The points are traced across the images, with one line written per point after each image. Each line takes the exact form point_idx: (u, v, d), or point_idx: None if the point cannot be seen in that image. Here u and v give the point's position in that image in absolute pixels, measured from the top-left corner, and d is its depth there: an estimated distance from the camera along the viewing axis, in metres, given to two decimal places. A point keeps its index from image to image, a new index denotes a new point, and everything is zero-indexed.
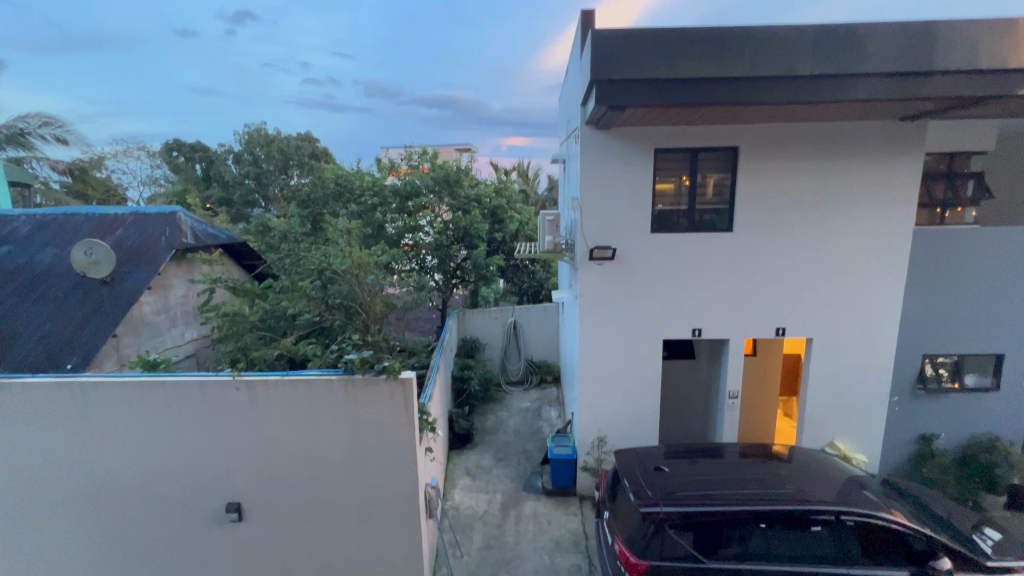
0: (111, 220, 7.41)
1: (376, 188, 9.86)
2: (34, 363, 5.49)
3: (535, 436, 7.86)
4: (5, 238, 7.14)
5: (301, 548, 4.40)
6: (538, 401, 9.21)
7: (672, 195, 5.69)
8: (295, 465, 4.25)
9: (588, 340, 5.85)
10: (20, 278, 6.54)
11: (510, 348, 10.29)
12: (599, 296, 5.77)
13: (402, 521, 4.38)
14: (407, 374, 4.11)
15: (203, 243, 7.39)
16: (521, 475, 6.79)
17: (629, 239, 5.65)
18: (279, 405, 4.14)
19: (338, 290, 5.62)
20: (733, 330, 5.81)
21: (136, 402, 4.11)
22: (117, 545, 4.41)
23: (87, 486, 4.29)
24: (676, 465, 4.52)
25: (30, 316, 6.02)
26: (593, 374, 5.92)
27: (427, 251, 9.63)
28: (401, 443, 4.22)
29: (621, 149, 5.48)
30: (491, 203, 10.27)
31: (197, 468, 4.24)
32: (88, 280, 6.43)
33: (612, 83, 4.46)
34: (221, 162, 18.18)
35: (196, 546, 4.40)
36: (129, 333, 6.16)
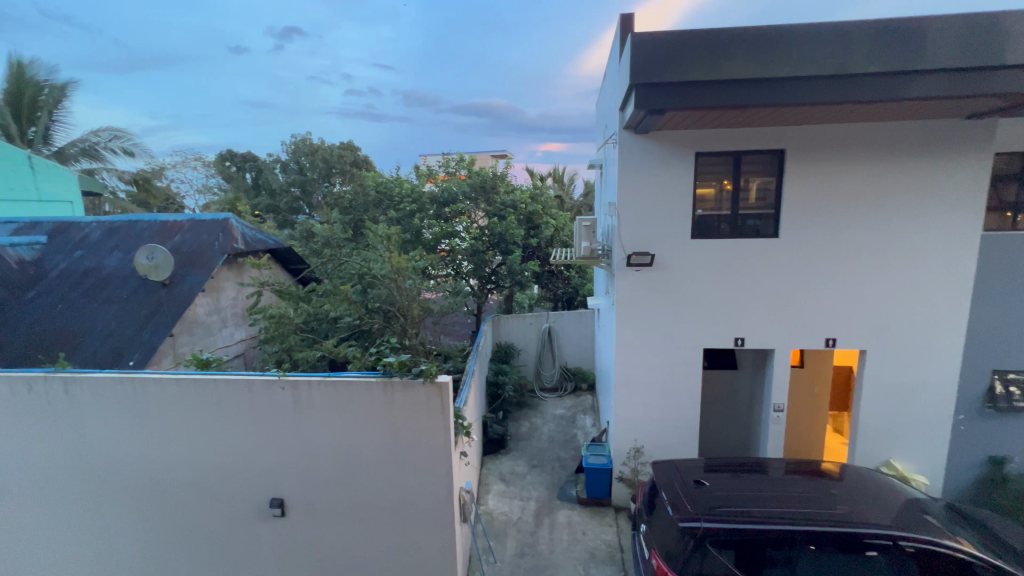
0: (170, 226, 7.90)
1: (414, 194, 10.09)
2: (102, 360, 5.91)
3: (569, 444, 7.77)
4: (79, 243, 7.74)
5: (339, 546, 4.51)
6: (572, 408, 9.11)
7: (713, 200, 5.53)
8: (335, 464, 4.36)
9: (625, 348, 5.75)
10: (90, 280, 7.07)
11: (545, 354, 10.24)
12: (637, 303, 5.66)
13: (437, 523, 4.42)
14: (444, 378, 4.17)
15: (252, 248, 7.75)
16: (555, 483, 6.73)
17: (667, 246, 5.52)
18: (321, 405, 4.27)
19: (377, 294, 5.76)
20: (780, 340, 5.56)
21: (189, 399, 4.34)
22: (171, 535, 4.65)
23: (145, 477, 4.55)
24: (717, 479, 4.36)
25: (98, 316, 6.49)
26: (631, 382, 5.80)
27: (463, 257, 9.76)
28: (437, 446, 4.27)
29: (660, 153, 5.38)
30: (526, 209, 10.30)
31: (244, 464, 4.42)
32: (150, 282, 6.86)
33: (652, 87, 4.39)
34: (269, 171, 19.06)
35: (242, 539, 4.58)
36: (184, 333, 6.53)
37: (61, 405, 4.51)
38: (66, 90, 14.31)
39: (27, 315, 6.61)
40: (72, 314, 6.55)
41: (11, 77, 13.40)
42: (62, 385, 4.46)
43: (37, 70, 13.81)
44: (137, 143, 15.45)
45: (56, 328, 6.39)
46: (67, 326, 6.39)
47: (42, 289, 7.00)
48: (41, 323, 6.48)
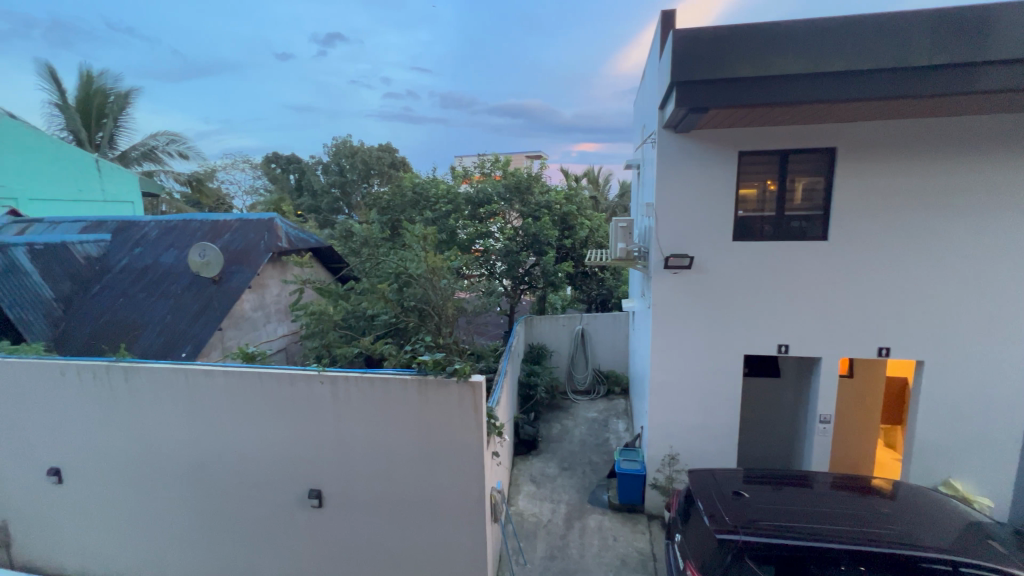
0: (220, 226, 8.29)
1: (449, 195, 10.21)
2: (158, 351, 6.29)
3: (601, 448, 7.66)
4: (139, 240, 8.24)
5: (372, 539, 4.61)
6: (605, 412, 8.98)
7: (756, 200, 5.33)
8: (370, 459, 4.46)
9: (661, 352, 5.62)
10: (148, 276, 7.51)
11: (578, 356, 10.14)
12: (674, 307, 5.52)
13: (468, 521, 4.44)
14: (478, 378, 4.19)
15: (295, 247, 8.05)
16: (587, 487, 6.64)
17: (707, 248, 5.36)
18: (358, 401, 4.37)
19: (413, 293, 5.85)
20: (827, 348, 5.29)
21: (236, 390, 4.55)
22: (216, 520, 4.88)
23: (194, 463, 4.79)
24: (757, 491, 4.19)
25: (155, 310, 6.89)
26: (666, 387, 5.66)
27: (497, 258, 9.79)
28: (469, 444, 4.30)
29: (700, 153, 5.23)
30: (561, 210, 10.24)
31: (285, 455, 4.59)
32: (202, 279, 7.24)
33: (693, 85, 4.28)
34: (311, 172, 19.74)
35: (281, 527, 4.75)
36: (232, 327, 6.86)
37: (121, 393, 4.81)
38: (129, 97, 15.27)
39: (93, 308, 7.10)
40: (132, 307, 6.99)
41: (81, 87, 14.43)
42: (122, 374, 4.76)
43: (104, 79, 14.81)
44: (191, 147, 16.37)
45: (117, 320, 6.84)
46: (127, 319, 6.83)
47: (106, 283, 7.50)
48: (105, 315, 6.95)
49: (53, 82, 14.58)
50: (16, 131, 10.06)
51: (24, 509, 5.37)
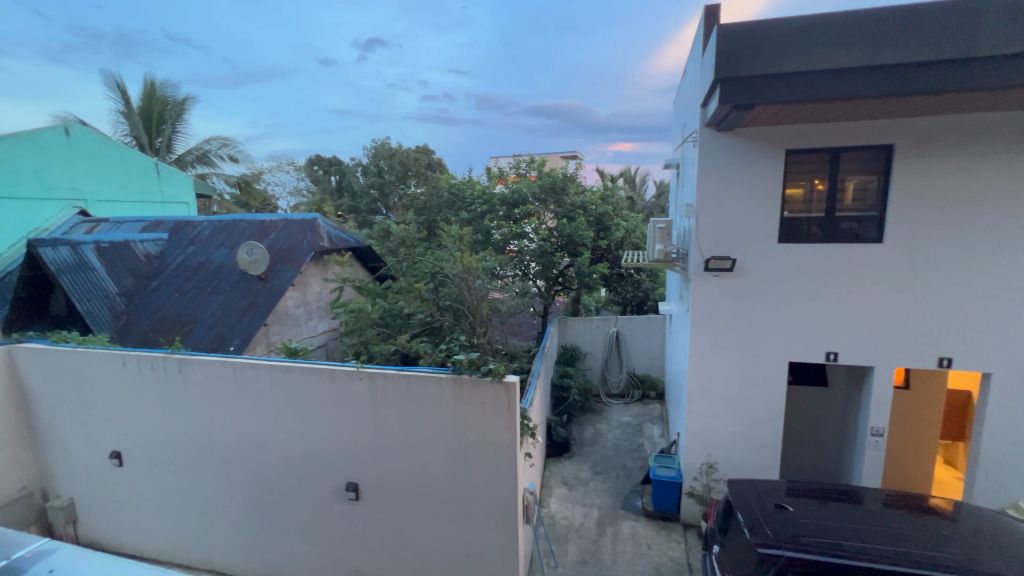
0: (267, 226, 8.65)
1: (485, 196, 10.28)
2: (209, 345, 6.63)
3: (635, 453, 7.52)
4: (193, 239, 8.71)
5: (406, 534, 4.69)
6: (639, 416, 8.82)
7: (803, 201, 5.10)
8: (405, 455, 4.55)
9: (699, 357, 5.46)
10: (201, 273, 7.94)
11: (612, 359, 9.99)
12: (714, 310, 5.35)
13: (500, 522, 4.45)
14: (512, 378, 4.20)
15: (336, 246, 8.31)
16: (620, 492, 6.54)
17: (750, 250, 5.17)
18: (395, 397, 4.46)
19: (448, 293, 5.92)
20: (880, 357, 5.00)
21: (280, 384, 4.73)
22: (260, 507, 5.09)
23: (240, 452, 5.02)
24: (802, 505, 4.00)
25: (206, 305, 7.27)
26: (704, 394, 5.49)
27: (531, 258, 9.78)
28: (502, 444, 4.31)
29: (745, 152, 5.04)
30: (596, 210, 10.13)
31: (324, 448, 4.74)
32: (249, 276, 7.58)
33: (738, 81, 4.14)
34: (351, 174, 20.32)
35: (319, 518, 4.91)
36: (276, 323, 7.15)
37: (176, 383, 5.10)
38: (185, 104, 16.18)
39: (151, 302, 7.56)
40: (186, 302, 7.40)
41: (144, 95, 15.40)
42: (176, 365, 5.04)
43: (164, 87, 15.76)
44: (241, 150, 17.22)
45: (172, 314, 7.26)
46: (182, 313, 7.24)
47: (163, 279, 7.97)
48: (162, 309, 7.38)
49: (119, 92, 15.63)
50: (85, 137, 10.83)
51: (88, 488, 5.77)
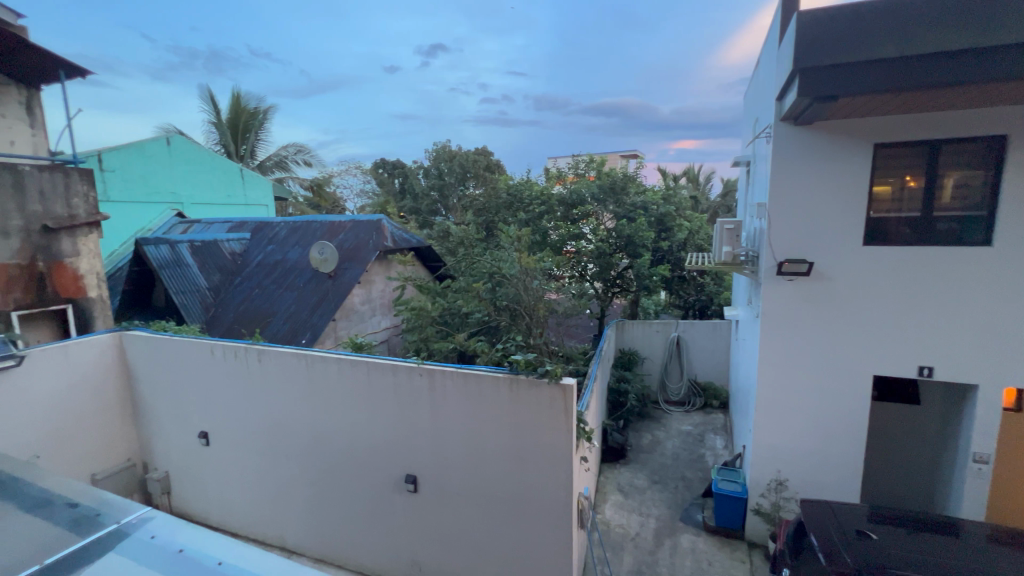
0: (337, 226, 9.15)
1: (543, 196, 10.28)
2: (284, 337, 7.12)
3: (696, 464, 7.21)
4: (271, 239, 9.39)
5: (461, 529, 4.78)
6: (700, 426, 8.45)
7: (891, 199, 4.65)
8: (462, 451, 4.64)
9: (769, 365, 5.12)
10: (278, 270, 8.54)
11: (672, 365, 9.64)
12: (787, 317, 5.00)
13: (554, 524, 4.42)
14: (569, 381, 4.15)
15: (399, 246, 8.63)
16: (678, 503, 6.29)
17: (830, 252, 4.79)
18: (453, 394, 4.56)
19: (506, 293, 5.96)
20: (986, 374, 4.45)
21: (347, 377, 4.98)
22: (326, 492, 5.39)
23: (310, 439, 5.35)
24: (887, 533, 3.64)
25: (282, 300, 7.82)
26: (774, 406, 5.15)
27: (589, 260, 9.60)
28: (558, 447, 4.27)
29: (826, 146, 4.67)
30: (657, 210, 9.80)
31: (386, 440, 4.94)
32: (320, 274, 8.05)
33: (821, 71, 3.85)
34: (413, 176, 21.06)
35: (380, 507, 5.12)
36: (343, 318, 7.57)
37: (255, 371, 5.52)
38: (267, 113, 17.48)
39: (235, 296, 8.23)
40: (265, 297, 7.98)
41: (231, 106, 16.79)
42: (256, 355, 5.46)
43: (249, 99, 17.11)
44: (315, 156, 18.53)
45: (252, 308, 7.87)
46: (261, 307, 7.83)
47: (245, 276, 8.65)
48: (244, 303, 8.02)
49: (211, 103, 17.17)
50: (183, 146, 11.97)
51: (180, 464, 6.38)
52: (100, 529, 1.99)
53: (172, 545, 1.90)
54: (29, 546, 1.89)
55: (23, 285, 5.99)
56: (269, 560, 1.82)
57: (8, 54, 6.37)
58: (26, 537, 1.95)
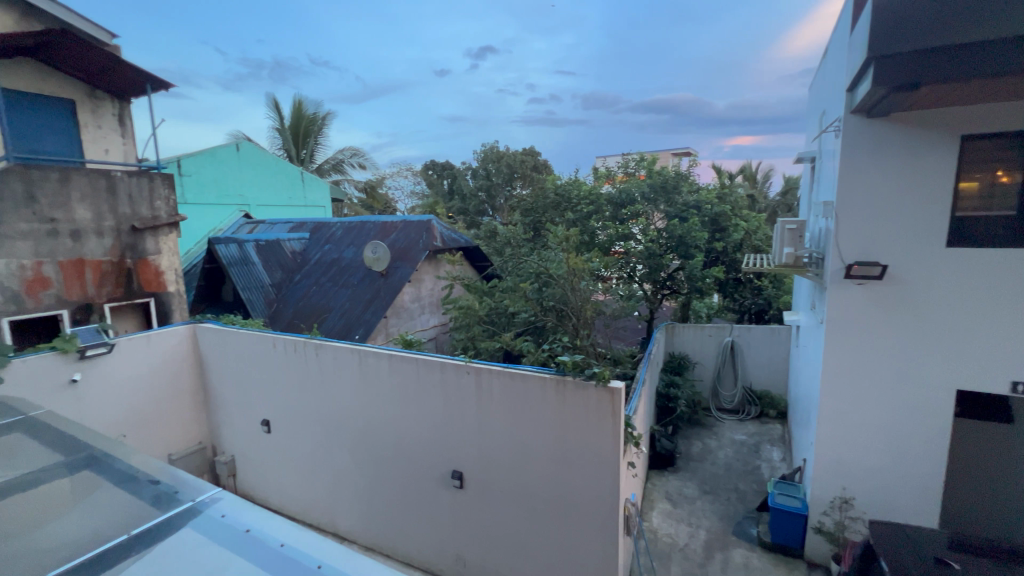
0: (389, 226, 9.47)
1: (592, 196, 10.16)
2: (339, 332, 7.45)
3: (750, 476, 6.87)
4: (328, 238, 9.85)
5: (505, 527, 4.81)
6: (756, 436, 8.05)
7: (981, 195, 4.21)
8: (507, 449, 4.66)
9: (835, 375, 4.79)
10: (334, 268, 8.94)
11: (725, 371, 9.25)
12: (856, 323, 4.65)
13: (599, 530, 4.35)
14: (617, 384, 4.07)
15: (448, 246, 8.80)
16: (731, 516, 6.02)
17: (907, 254, 4.42)
18: (499, 393, 4.60)
19: (553, 294, 5.94)
20: None
21: (397, 373, 5.13)
22: (376, 483, 5.59)
23: (361, 431, 5.56)
24: (973, 564, 3.31)
25: (337, 297, 8.18)
26: (839, 418, 4.81)
27: (638, 261, 9.32)
28: (605, 451, 4.19)
29: (903, 140, 4.31)
30: (711, 210, 9.43)
31: (434, 436, 5.05)
32: (373, 273, 8.36)
33: (900, 58, 3.54)
34: (462, 177, 21.40)
35: (427, 501, 5.24)
36: (394, 316, 7.82)
37: (313, 364, 5.80)
38: (325, 119, 18.35)
39: (295, 293, 8.70)
40: (322, 294, 8.38)
41: (293, 113, 17.74)
42: (314, 348, 5.73)
43: (309, 105, 18.02)
44: (369, 159, 19.31)
45: (311, 304, 8.28)
46: (318, 303, 8.22)
47: (304, 274, 9.13)
48: (303, 300, 8.46)
49: (275, 110, 18.24)
50: (250, 151, 12.78)
51: (245, 449, 6.82)
52: (178, 506, 2.15)
53: (240, 524, 2.03)
54: (119, 518, 2.09)
55: (114, 280, 6.65)
56: (326, 545, 1.91)
57: (104, 71, 7.01)
58: (117, 509, 2.15)
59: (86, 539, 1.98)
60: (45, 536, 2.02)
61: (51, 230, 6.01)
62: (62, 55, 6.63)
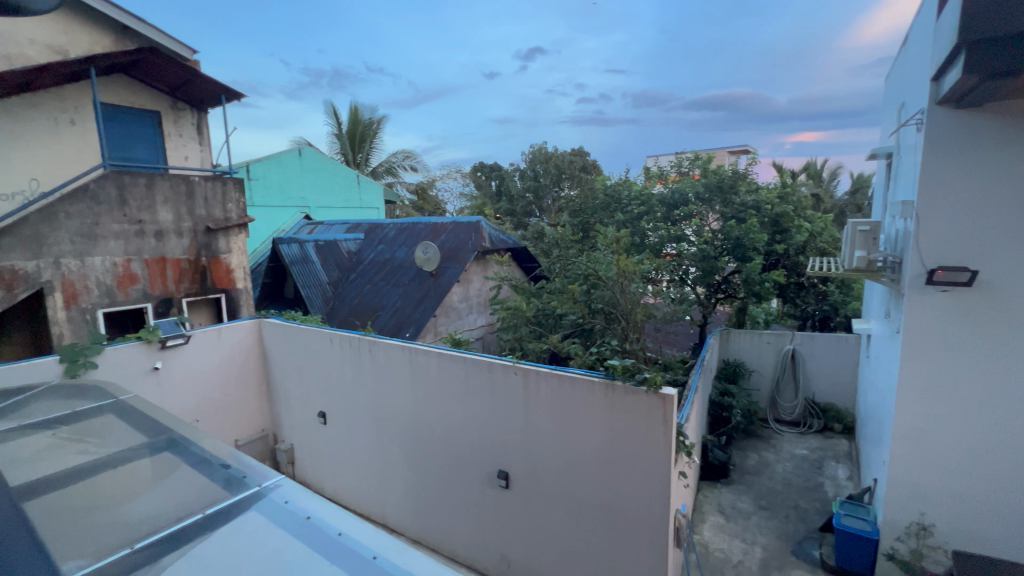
0: (440, 227, 9.69)
1: (643, 196, 9.90)
2: (390, 329, 7.70)
3: (812, 493, 6.45)
4: (382, 239, 10.21)
5: (550, 530, 4.78)
6: (819, 451, 7.56)
7: None
8: (553, 452, 4.63)
9: (913, 390, 4.39)
10: (387, 268, 9.25)
11: (785, 380, 8.75)
12: (938, 335, 4.25)
13: (647, 540, 4.23)
14: (669, 390, 3.95)
15: (496, 247, 8.88)
16: (791, 535, 5.67)
17: (1001, 258, 4.01)
18: (546, 395, 4.58)
19: (601, 296, 5.84)
20: None
21: (446, 371, 5.22)
22: (424, 478, 5.72)
23: (411, 427, 5.71)
24: None
25: (389, 296, 8.46)
26: (917, 437, 4.42)
27: (691, 263, 8.95)
28: (655, 459, 4.08)
29: (999, 132, 3.90)
30: (772, 210, 8.94)
31: (480, 434, 5.11)
32: (423, 272, 8.58)
33: (997, 43, 3.19)
34: (510, 178, 21.53)
35: (473, 499, 5.30)
36: (443, 315, 7.99)
37: (366, 360, 6.02)
38: (379, 123, 19.02)
39: (350, 291, 9.07)
40: (375, 293, 8.69)
41: (350, 119, 18.54)
42: (367, 345, 5.95)
43: (365, 111, 18.76)
44: (420, 162, 19.88)
45: (364, 302, 8.61)
46: (371, 302, 8.53)
47: (359, 273, 9.50)
48: (357, 297, 8.81)
49: (333, 117, 19.14)
50: (311, 156, 13.47)
51: (303, 438, 7.19)
52: (246, 489, 2.30)
53: (301, 511, 2.13)
54: (196, 497, 2.25)
55: (190, 277, 7.19)
56: (381, 537, 1.97)
57: (185, 84, 7.63)
58: (194, 490, 2.32)
59: (168, 516, 2.14)
60: (133, 510, 2.21)
61: (139, 231, 6.61)
62: (149, 71, 7.26)
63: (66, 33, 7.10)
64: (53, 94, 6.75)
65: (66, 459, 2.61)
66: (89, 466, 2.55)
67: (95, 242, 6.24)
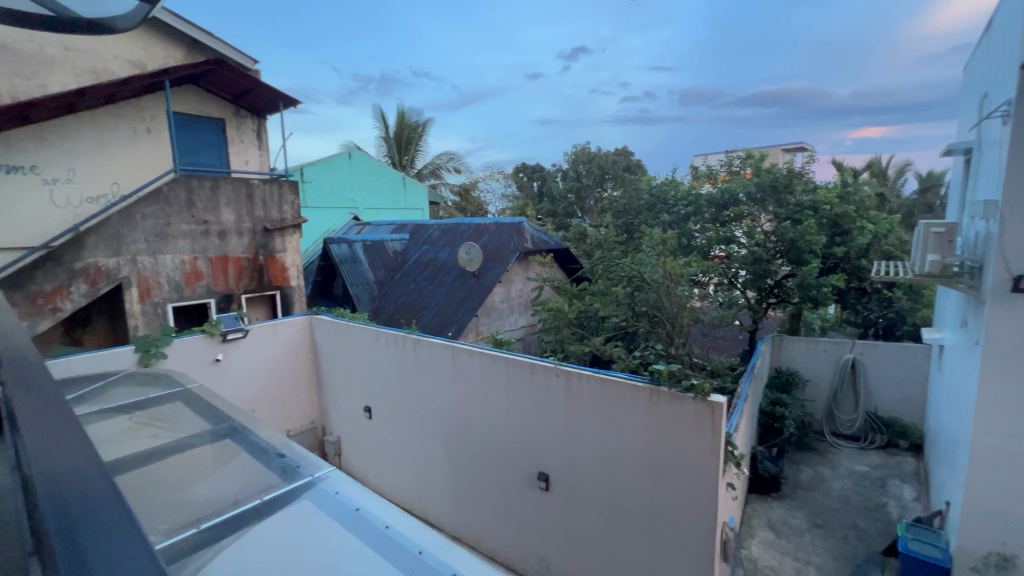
0: (483, 228, 9.81)
1: (690, 197, 9.62)
2: (433, 328, 7.85)
3: (873, 513, 6.04)
4: (426, 239, 10.44)
5: (590, 535, 4.72)
6: (881, 468, 7.06)
7: None
8: (595, 455, 4.57)
9: (994, 407, 4.01)
10: (431, 268, 9.44)
11: (843, 391, 8.24)
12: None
13: (691, 551, 4.09)
14: (718, 398, 3.81)
15: (538, 248, 8.88)
16: (848, 556, 5.33)
17: None
18: (589, 398, 4.53)
19: (646, 298, 5.72)
20: None
21: (488, 371, 5.27)
22: (464, 475, 5.79)
23: (452, 424, 5.80)
24: None
25: (433, 295, 8.63)
26: (997, 459, 4.05)
27: (740, 266, 8.53)
28: (700, 469, 3.94)
29: None
30: (831, 211, 8.46)
31: (521, 435, 5.12)
32: (466, 273, 8.70)
33: None
34: (552, 179, 21.44)
35: (512, 499, 5.31)
36: (485, 315, 8.06)
37: (410, 358, 6.17)
38: (425, 125, 19.43)
39: (396, 290, 9.33)
40: (420, 292, 8.89)
41: (397, 122, 19.05)
42: (411, 343, 6.09)
43: (411, 114, 19.22)
44: (463, 163, 20.19)
45: (409, 301, 8.83)
46: (416, 301, 8.73)
47: (404, 272, 9.75)
48: (402, 296, 9.04)
49: (381, 120, 19.74)
50: (361, 159, 13.96)
51: (349, 431, 7.45)
52: (299, 479, 2.40)
53: (350, 503, 2.20)
54: (254, 484, 2.38)
55: (249, 274, 7.61)
56: (427, 532, 2.01)
57: (246, 93, 8.08)
58: (252, 477, 2.44)
59: (229, 499, 2.28)
60: (199, 492, 2.37)
61: (205, 231, 7.07)
62: (214, 81, 7.75)
63: (144, 48, 7.70)
64: (132, 105, 7.35)
65: (140, 442, 2.82)
66: (160, 448, 2.74)
67: (166, 241, 6.73)
